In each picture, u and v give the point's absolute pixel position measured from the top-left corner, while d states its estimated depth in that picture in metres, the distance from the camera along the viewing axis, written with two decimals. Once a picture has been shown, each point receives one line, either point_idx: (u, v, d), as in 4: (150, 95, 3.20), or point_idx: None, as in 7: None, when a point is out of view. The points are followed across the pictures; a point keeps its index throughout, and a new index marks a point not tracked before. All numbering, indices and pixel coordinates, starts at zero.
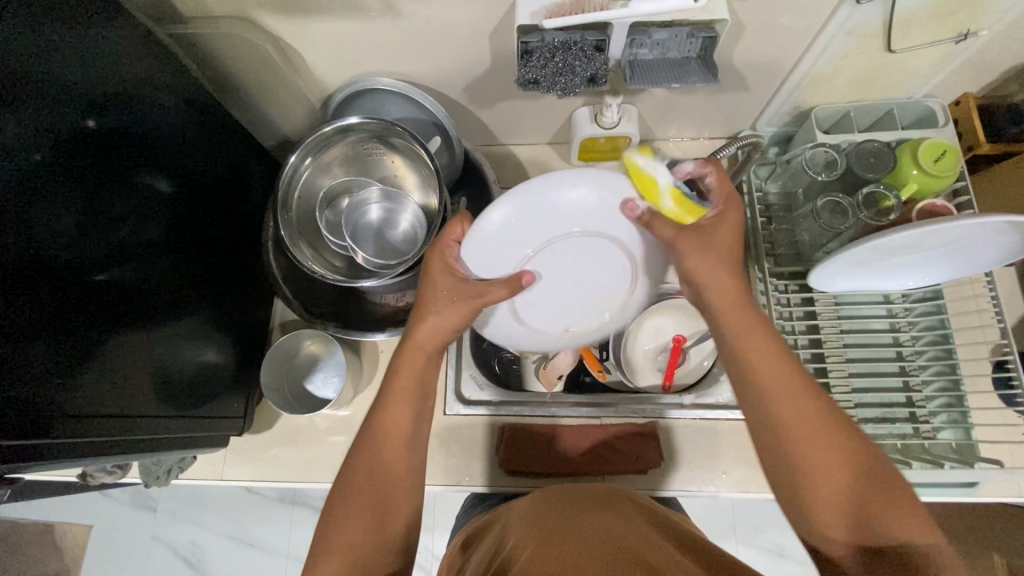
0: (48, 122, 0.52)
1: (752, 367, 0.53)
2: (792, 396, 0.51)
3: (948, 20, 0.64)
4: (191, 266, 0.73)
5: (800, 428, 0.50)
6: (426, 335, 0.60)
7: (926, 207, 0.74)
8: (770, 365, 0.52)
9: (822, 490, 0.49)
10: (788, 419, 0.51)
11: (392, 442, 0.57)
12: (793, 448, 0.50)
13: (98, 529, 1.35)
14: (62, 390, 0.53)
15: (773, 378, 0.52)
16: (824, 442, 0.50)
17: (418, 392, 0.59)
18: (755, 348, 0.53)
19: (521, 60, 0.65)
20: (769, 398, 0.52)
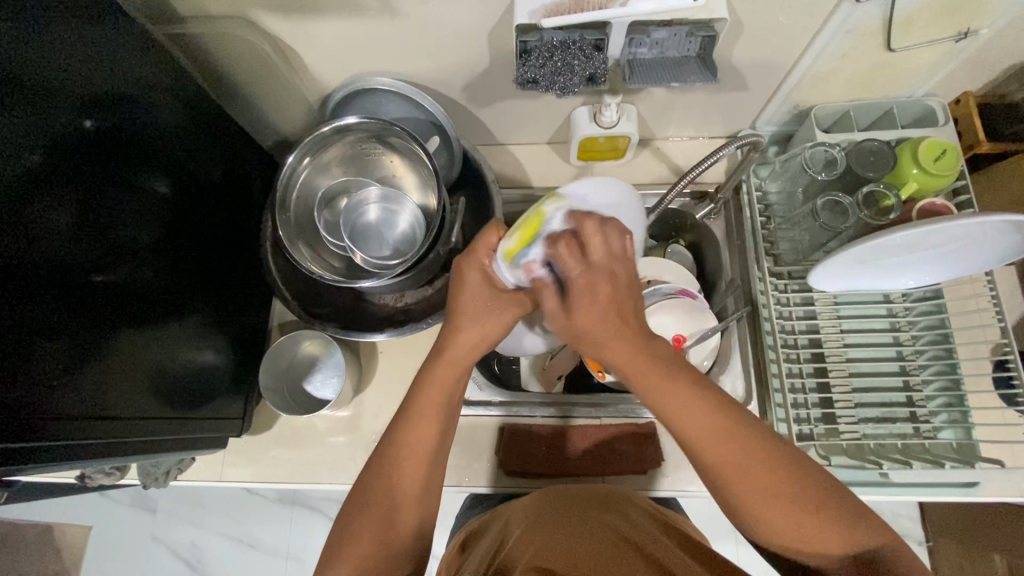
0: (44, 124, 0.52)
1: (674, 420, 0.50)
2: (717, 442, 0.49)
3: (948, 18, 0.64)
4: (189, 267, 0.72)
5: (734, 471, 0.48)
6: (463, 348, 0.57)
7: (926, 206, 0.75)
8: (691, 413, 0.49)
9: (770, 519, 0.49)
10: (721, 465, 0.49)
11: (415, 457, 0.55)
12: (733, 490, 0.49)
13: (98, 530, 1.35)
14: (61, 392, 0.53)
15: (697, 429, 0.49)
16: (762, 477, 0.48)
17: (447, 406, 0.57)
18: (672, 398, 0.50)
19: (520, 60, 0.64)
20: (699, 448, 0.49)
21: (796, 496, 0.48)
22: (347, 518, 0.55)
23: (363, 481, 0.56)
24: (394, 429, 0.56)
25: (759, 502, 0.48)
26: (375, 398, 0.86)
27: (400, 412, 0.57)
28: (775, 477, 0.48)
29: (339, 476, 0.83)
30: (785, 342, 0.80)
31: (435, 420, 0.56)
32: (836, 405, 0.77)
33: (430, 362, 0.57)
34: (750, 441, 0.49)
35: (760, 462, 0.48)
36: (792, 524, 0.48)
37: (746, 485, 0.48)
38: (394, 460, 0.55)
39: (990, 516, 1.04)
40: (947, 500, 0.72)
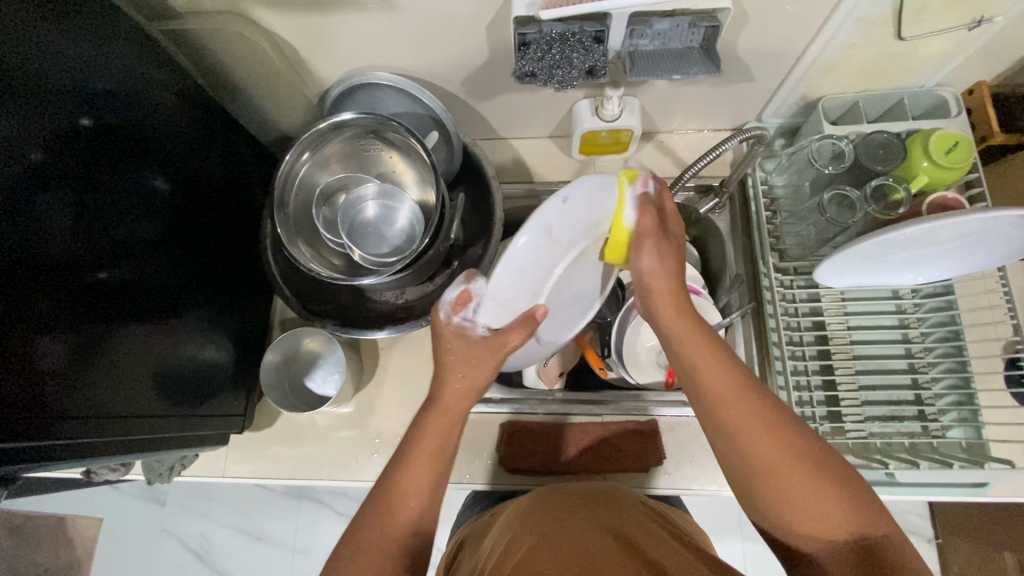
0: (42, 121, 0.52)
1: (699, 373, 0.54)
2: (734, 396, 0.52)
3: (962, 6, 0.62)
4: (190, 264, 0.72)
5: (747, 428, 0.50)
6: (451, 399, 0.60)
7: (938, 201, 0.72)
8: (712, 367, 0.54)
9: (775, 484, 0.49)
10: (737, 421, 0.51)
11: (410, 501, 0.56)
12: (744, 447, 0.50)
13: (109, 522, 1.36)
14: (63, 390, 0.53)
15: (724, 386, 0.53)
16: (775, 432, 0.50)
17: (440, 454, 0.58)
18: (699, 354, 0.55)
19: (518, 52, 0.63)
20: (720, 404, 0.52)
21: (806, 458, 0.49)
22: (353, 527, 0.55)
23: (362, 512, 0.56)
24: (387, 477, 0.57)
25: (767, 461, 0.49)
26: (376, 395, 0.86)
27: (395, 456, 0.58)
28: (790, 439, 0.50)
29: (342, 472, 0.83)
30: (791, 340, 0.78)
31: (430, 465, 0.57)
32: (843, 403, 0.76)
33: (421, 417, 0.60)
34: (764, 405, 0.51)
35: (775, 421, 0.50)
36: (795, 488, 0.48)
37: (755, 436, 0.50)
38: (390, 505, 0.55)
39: (999, 515, 1.03)
40: (954, 500, 0.71)
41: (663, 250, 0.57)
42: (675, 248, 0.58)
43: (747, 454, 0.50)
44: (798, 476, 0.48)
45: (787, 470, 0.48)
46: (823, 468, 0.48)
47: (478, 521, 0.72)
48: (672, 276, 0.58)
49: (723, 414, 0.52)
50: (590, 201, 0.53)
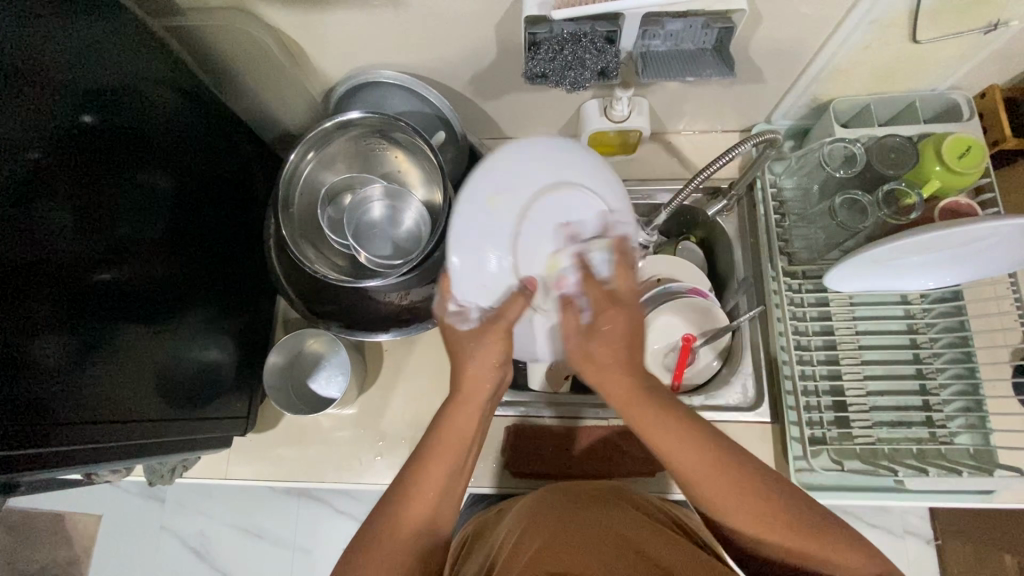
0: (42, 119, 0.51)
1: (671, 457, 0.52)
2: (711, 474, 0.51)
3: (977, 9, 0.61)
4: (192, 264, 0.71)
5: (722, 501, 0.51)
6: (476, 379, 0.57)
7: (949, 206, 0.72)
8: (677, 448, 0.52)
9: (764, 548, 0.51)
10: (711, 492, 0.51)
11: (425, 497, 0.55)
12: (728, 518, 0.51)
13: (108, 519, 1.35)
14: (63, 393, 0.52)
15: (694, 464, 0.51)
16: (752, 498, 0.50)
17: (464, 446, 0.57)
18: (666, 438, 0.53)
19: (528, 53, 0.62)
20: (695, 484, 0.52)
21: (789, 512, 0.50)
22: (360, 542, 0.53)
23: (381, 504, 0.56)
24: (404, 474, 0.56)
25: (759, 532, 0.50)
26: (381, 397, 0.85)
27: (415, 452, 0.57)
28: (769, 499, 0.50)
29: (345, 474, 0.82)
30: (799, 344, 0.78)
31: (453, 452, 0.56)
32: (851, 409, 0.76)
33: (447, 403, 0.58)
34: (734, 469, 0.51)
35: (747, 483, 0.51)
36: (783, 541, 0.50)
37: (737, 508, 0.50)
38: (402, 499, 0.55)
39: (1002, 518, 1.03)
40: (961, 507, 0.71)
41: (615, 342, 0.55)
42: (625, 312, 0.56)
43: (732, 524, 0.51)
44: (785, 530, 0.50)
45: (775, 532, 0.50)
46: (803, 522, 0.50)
47: (483, 516, 0.72)
48: (619, 354, 0.55)
49: (697, 489, 0.52)
50: (538, 159, 0.61)
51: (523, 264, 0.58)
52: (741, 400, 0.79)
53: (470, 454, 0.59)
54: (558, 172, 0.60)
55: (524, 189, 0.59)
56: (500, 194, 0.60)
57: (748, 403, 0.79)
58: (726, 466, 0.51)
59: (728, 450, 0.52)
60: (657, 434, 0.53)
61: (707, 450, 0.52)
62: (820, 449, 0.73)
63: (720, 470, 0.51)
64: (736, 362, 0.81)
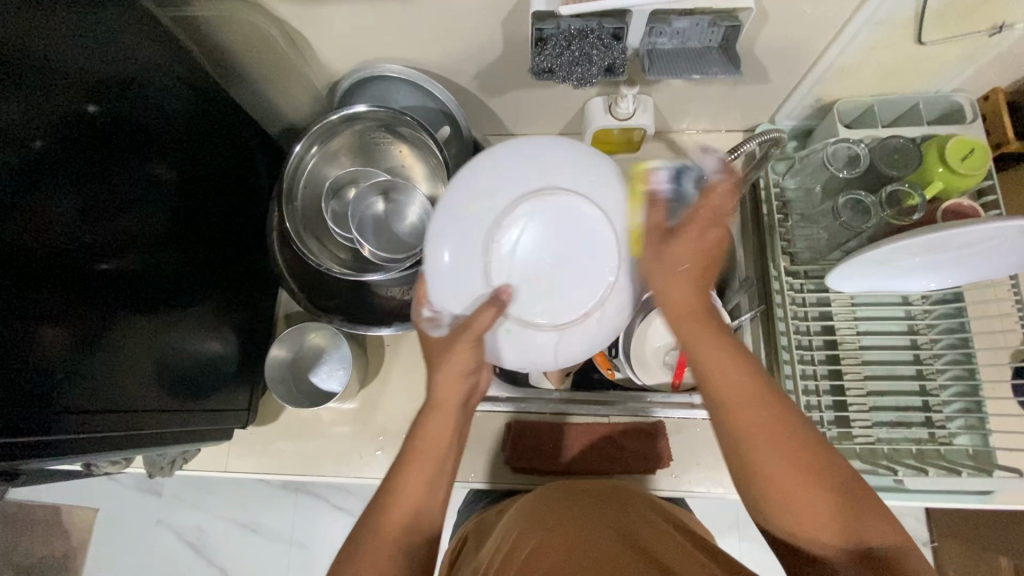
0: (48, 108, 0.50)
1: (707, 365, 0.52)
2: (748, 393, 0.50)
3: (984, 11, 0.61)
4: (193, 256, 0.71)
5: (756, 434, 0.49)
6: (447, 387, 0.58)
7: (951, 207, 0.72)
8: (725, 369, 0.51)
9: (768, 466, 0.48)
10: (744, 423, 0.49)
11: (406, 502, 0.55)
12: (752, 455, 0.48)
13: (104, 513, 1.35)
14: (65, 382, 0.52)
15: (734, 386, 0.51)
16: (784, 439, 0.48)
17: (443, 452, 0.58)
18: (711, 349, 0.53)
19: (535, 48, 0.63)
20: (728, 405, 0.50)
21: (815, 470, 0.47)
22: (351, 547, 0.54)
23: (369, 510, 0.57)
24: (388, 481, 0.57)
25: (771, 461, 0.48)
26: (381, 392, 0.85)
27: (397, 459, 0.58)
28: (800, 448, 0.48)
29: (344, 469, 0.82)
30: (800, 344, 0.78)
31: (434, 455, 0.57)
32: (851, 409, 0.76)
33: (425, 413, 0.59)
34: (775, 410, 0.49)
35: (782, 425, 0.49)
36: (799, 492, 0.47)
37: (762, 442, 0.48)
38: (385, 504, 0.55)
39: (999, 520, 1.03)
40: (959, 507, 0.71)
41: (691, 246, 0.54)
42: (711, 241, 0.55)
43: (747, 458, 0.49)
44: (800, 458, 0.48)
45: (798, 485, 0.47)
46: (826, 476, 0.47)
47: (483, 514, 0.73)
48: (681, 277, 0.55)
49: (729, 412, 0.50)
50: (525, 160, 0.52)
51: (496, 272, 0.51)
52: None
53: (451, 460, 0.59)
54: (544, 175, 0.51)
55: (503, 193, 0.51)
56: (466, 201, 0.52)
57: None
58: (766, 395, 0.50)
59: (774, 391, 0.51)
60: (705, 349, 0.53)
61: (751, 381, 0.51)
62: None
63: (758, 397, 0.50)
64: None
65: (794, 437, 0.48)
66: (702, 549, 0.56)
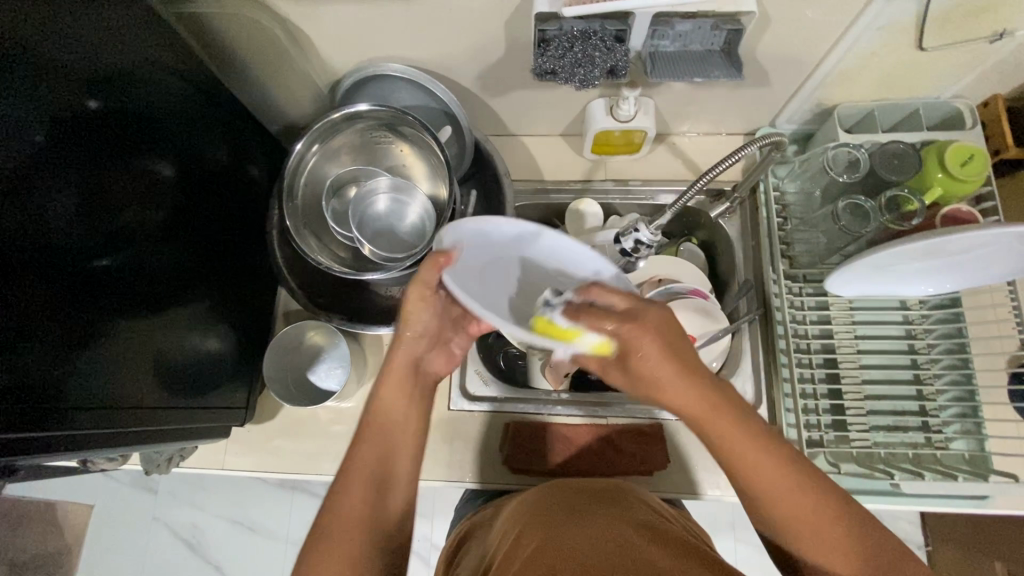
0: (48, 102, 0.50)
1: (737, 461, 0.50)
2: (783, 486, 0.49)
3: (984, 18, 0.61)
4: (192, 253, 0.71)
5: (795, 516, 0.50)
6: (402, 358, 0.59)
7: (951, 213, 0.72)
8: (757, 462, 0.50)
9: (806, 543, 0.50)
10: (779, 506, 0.50)
11: (370, 482, 0.55)
12: (791, 532, 0.50)
13: (98, 510, 1.34)
14: (66, 379, 0.52)
15: (766, 475, 0.50)
16: (816, 515, 0.49)
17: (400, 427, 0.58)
18: (739, 444, 0.50)
19: (538, 49, 0.63)
20: (763, 491, 0.50)
21: (848, 539, 0.49)
22: (321, 530, 0.53)
23: (334, 495, 0.55)
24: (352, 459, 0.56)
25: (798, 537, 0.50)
26: None
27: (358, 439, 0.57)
28: (833, 520, 0.49)
29: None
30: (799, 347, 0.78)
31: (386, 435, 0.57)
32: (848, 412, 0.76)
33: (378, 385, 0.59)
34: (809, 490, 0.49)
35: (817, 505, 0.49)
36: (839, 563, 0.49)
37: (800, 521, 0.49)
38: (349, 486, 0.54)
39: (994, 525, 1.03)
40: (955, 512, 0.72)
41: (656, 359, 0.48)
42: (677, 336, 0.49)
43: (790, 535, 0.51)
44: (841, 537, 0.49)
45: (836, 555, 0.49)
46: (861, 543, 0.49)
47: (479, 515, 0.72)
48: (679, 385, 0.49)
49: (763, 499, 0.50)
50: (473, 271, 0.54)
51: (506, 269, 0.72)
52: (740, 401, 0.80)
53: (411, 431, 0.59)
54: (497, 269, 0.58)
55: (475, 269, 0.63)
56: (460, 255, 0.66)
57: None
58: (793, 475, 0.50)
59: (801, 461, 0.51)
60: (728, 441, 0.50)
61: (782, 466, 0.50)
62: (818, 451, 0.73)
63: (788, 481, 0.49)
64: (732, 364, 0.81)
65: (826, 511, 0.49)
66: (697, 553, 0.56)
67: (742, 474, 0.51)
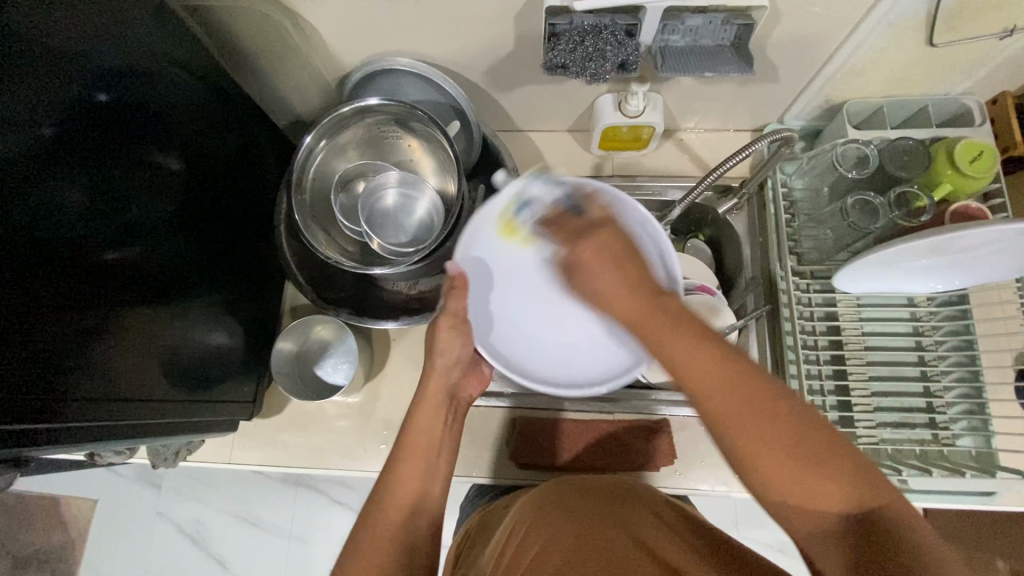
0: (57, 93, 0.50)
1: (672, 355, 0.44)
2: (724, 383, 0.42)
3: (995, 14, 0.61)
4: (200, 246, 0.71)
5: (737, 418, 0.42)
6: (437, 383, 0.66)
7: (960, 209, 0.72)
8: (693, 360, 0.43)
9: (758, 454, 0.41)
10: (721, 410, 0.42)
11: (405, 495, 0.59)
12: (735, 442, 0.42)
13: (103, 504, 1.35)
14: (75, 373, 0.52)
15: (699, 369, 0.43)
16: (759, 411, 0.42)
17: (433, 447, 0.63)
18: (671, 341, 0.44)
19: (549, 43, 0.63)
20: (698, 393, 0.43)
21: (795, 443, 0.41)
22: (356, 539, 0.56)
23: (369, 504, 0.59)
24: (387, 476, 0.60)
25: (763, 460, 0.41)
26: (386, 386, 0.85)
27: (392, 456, 0.62)
28: (776, 419, 0.41)
29: (348, 463, 0.82)
30: (806, 344, 0.78)
31: (422, 452, 0.62)
32: (855, 409, 0.76)
33: (415, 406, 0.65)
34: (752, 384, 0.42)
35: (759, 401, 0.42)
36: (787, 475, 0.41)
37: (743, 423, 0.42)
38: (382, 498, 0.59)
39: (997, 522, 1.04)
40: (962, 508, 0.72)
41: (595, 267, 0.49)
42: (600, 237, 0.50)
43: (734, 446, 0.42)
44: (789, 435, 0.41)
45: (781, 462, 0.41)
46: (813, 448, 0.41)
47: (489, 508, 0.73)
48: (612, 285, 0.48)
49: (704, 404, 0.43)
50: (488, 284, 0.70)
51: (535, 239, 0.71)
52: None
53: (443, 453, 0.65)
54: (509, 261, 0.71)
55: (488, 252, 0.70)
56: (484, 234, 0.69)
57: None
58: (731, 368, 0.43)
59: (743, 355, 0.44)
60: (658, 334, 0.45)
61: (720, 360, 0.43)
62: None
63: (725, 373, 0.43)
64: None
65: (774, 406, 0.41)
66: (711, 543, 0.56)
67: (676, 375, 0.44)
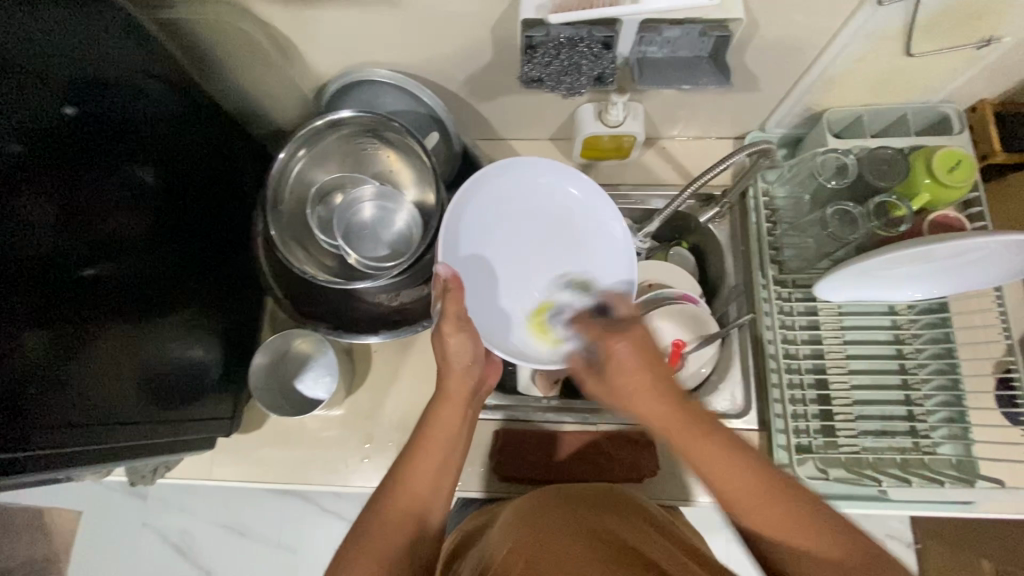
0: (25, 109, 0.49)
1: (704, 470, 0.50)
2: (751, 488, 0.48)
3: (970, 25, 0.61)
4: (177, 260, 0.70)
5: (767, 525, 0.48)
6: (458, 384, 0.65)
7: (938, 218, 0.73)
8: (724, 471, 0.49)
9: (789, 554, 0.47)
10: (752, 517, 0.49)
11: (413, 496, 0.59)
12: (773, 545, 0.48)
13: (88, 516, 1.33)
14: (48, 393, 0.51)
15: (728, 479, 0.49)
16: (786, 515, 0.47)
17: (449, 447, 0.62)
18: (697, 447, 0.50)
19: (526, 55, 0.61)
20: (733, 501, 0.49)
21: (828, 540, 0.46)
22: (356, 536, 0.57)
23: (373, 500, 0.59)
24: (394, 474, 0.60)
25: (793, 551, 0.47)
26: (368, 399, 0.84)
27: (403, 453, 0.62)
28: (800, 517, 0.47)
29: (330, 477, 0.81)
30: (788, 353, 0.78)
31: (436, 451, 0.61)
32: (837, 418, 0.76)
33: (433, 405, 0.64)
34: (778, 492, 0.48)
35: (781, 504, 0.48)
36: (820, 571, 0.46)
37: (766, 524, 0.48)
38: (388, 497, 0.58)
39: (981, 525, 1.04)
40: (943, 516, 0.72)
41: (625, 363, 0.52)
42: (634, 341, 0.53)
43: (772, 546, 0.48)
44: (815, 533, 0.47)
45: (817, 563, 0.46)
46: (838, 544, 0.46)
47: (480, 516, 0.72)
48: (644, 397, 0.51)
49: (739, 513, 0.49)
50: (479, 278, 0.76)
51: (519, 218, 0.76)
52: (731, 408, 0.79)
53: (458, 455, 0.64)
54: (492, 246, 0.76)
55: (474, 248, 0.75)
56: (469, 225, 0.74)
57: (737, 410, 0.79)
58: (756, 478, 0.48)
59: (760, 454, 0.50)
60: (686, 445, 0.50)
61: (746, 470, 0.49)
62: (806, 457, 0.73)
63: (751, 477, 0.48)
64: (721, 370, 0.81)
65: (797, 507, 0.47)
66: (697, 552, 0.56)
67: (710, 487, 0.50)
